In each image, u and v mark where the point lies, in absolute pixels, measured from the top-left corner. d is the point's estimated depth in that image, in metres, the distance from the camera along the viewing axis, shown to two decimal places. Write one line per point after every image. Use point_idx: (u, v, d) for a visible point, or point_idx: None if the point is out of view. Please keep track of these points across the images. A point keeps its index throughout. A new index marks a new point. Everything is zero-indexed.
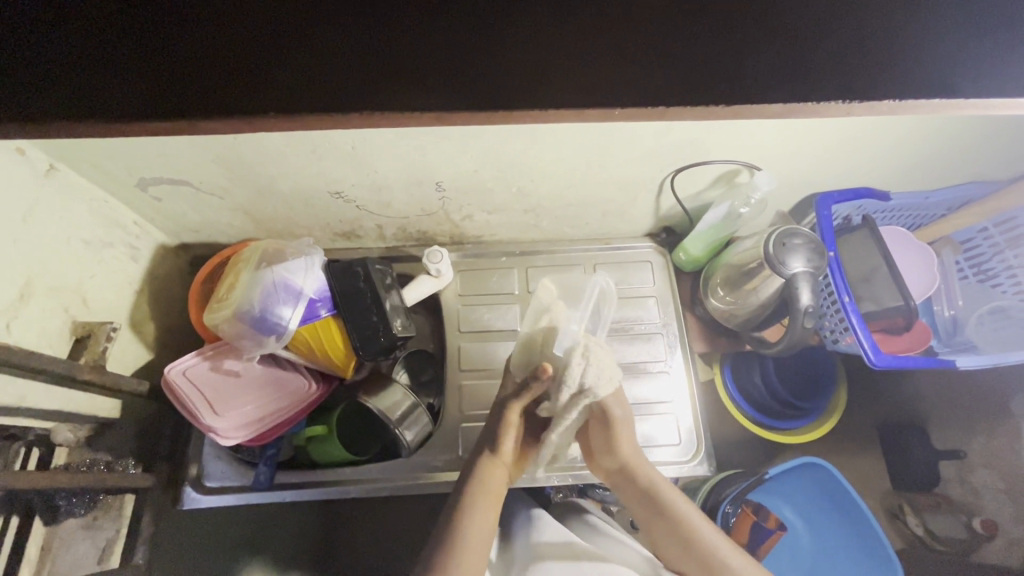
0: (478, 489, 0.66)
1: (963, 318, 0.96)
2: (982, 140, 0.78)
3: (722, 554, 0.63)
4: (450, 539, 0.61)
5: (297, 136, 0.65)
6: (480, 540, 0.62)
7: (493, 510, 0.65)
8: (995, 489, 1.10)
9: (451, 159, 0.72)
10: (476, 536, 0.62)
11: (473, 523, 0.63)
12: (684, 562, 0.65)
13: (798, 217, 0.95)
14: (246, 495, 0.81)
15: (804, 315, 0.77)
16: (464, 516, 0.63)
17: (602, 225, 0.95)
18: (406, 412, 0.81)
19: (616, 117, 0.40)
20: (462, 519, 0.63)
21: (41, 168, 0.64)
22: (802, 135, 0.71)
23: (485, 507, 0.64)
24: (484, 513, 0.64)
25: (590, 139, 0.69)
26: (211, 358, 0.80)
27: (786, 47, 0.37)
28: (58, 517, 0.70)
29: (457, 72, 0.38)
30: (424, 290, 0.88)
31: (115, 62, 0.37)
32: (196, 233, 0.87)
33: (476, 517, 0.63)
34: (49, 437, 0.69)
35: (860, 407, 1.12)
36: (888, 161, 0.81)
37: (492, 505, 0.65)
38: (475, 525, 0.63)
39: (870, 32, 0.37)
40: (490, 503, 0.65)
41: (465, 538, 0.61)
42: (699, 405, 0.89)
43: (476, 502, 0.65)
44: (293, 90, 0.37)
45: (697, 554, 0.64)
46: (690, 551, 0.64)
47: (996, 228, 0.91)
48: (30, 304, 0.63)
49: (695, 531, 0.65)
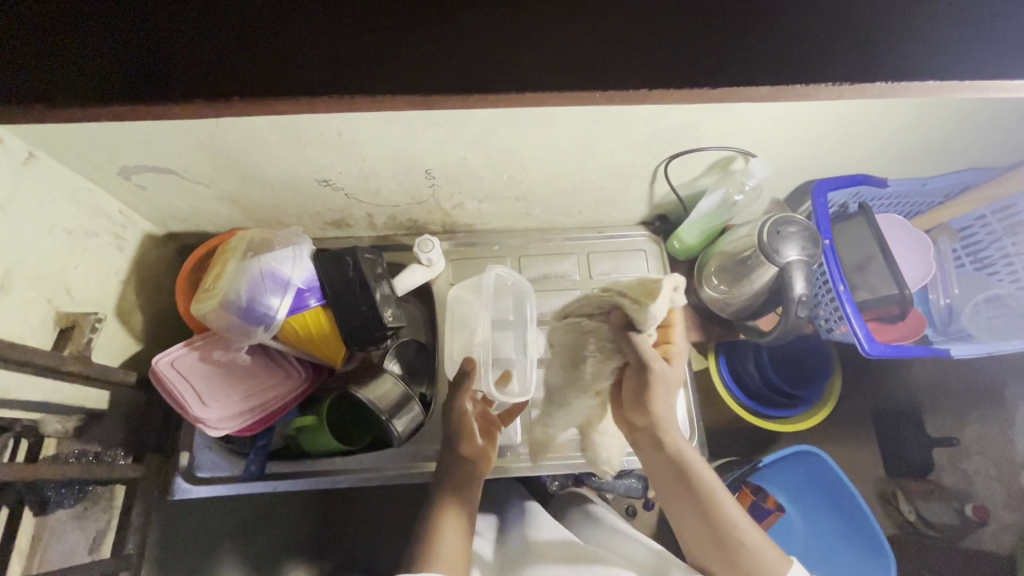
0: (450, 493, 0.67)
1: (959, 306, 0.95)
2: (982, 124, 0.76)
3: (740, 533, 0.61)
4: (429, 538, 0.61)
5: (281, 121, 0.63)
6: (458, 544, 0.61)
7: (462, 509, 0.65)
8: (988, 477, 1.11)
9: (439, 145, 0.70)
10: (454, 536, 0.62)
11: (450, 523, 0.63)
12: (705, 545, 0.63)
13: (793, 204, 0.93)
14: (236, 485, 0.81)
15: (798, 304, 0.76)
16: (438, 517, 0.64)
17: (596, 213, 0.94)
18: (397, 402, 0.80)
19: (596, 102, 0.39)
20: (438, 521, 0.63)
21: (20, 156, 0.62)
22: (800, 118, 0.69)
23: (458, 505, 0.65)
24: (455, 514, 0.64)
25: (581, 124, 0.67)
26: (200, 349, 0.79)
27: (759, 32, 0.37)
28: (47, 509, 0.70)
29: (430, 54, 0.37)
30: (414, 280, 0.87)
31: (85, 42, 0.36)
32: (183, 222, 0.86)
33: (452, 519, 0.64)
34: (38, 428, 0.69)
35: (855, 395, 1.12)
36: (885, 147, 0.79)
37: (465, 503, 0.66)
38: (450, 529, 0.62)
39: (846, 13, 0.37)
40: (463, 505, 0.66)
41: (443, 535, 0.61)
42: (691, 395, 0.89)
43: (450, 502, 0.65)
44: (261, 75, 0.36)
45: (717, 534, 0.61)
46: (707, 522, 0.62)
47: (994, 216, 0.89)
48: (11, 295, 0.62)
49: (717, 498, 0.62)
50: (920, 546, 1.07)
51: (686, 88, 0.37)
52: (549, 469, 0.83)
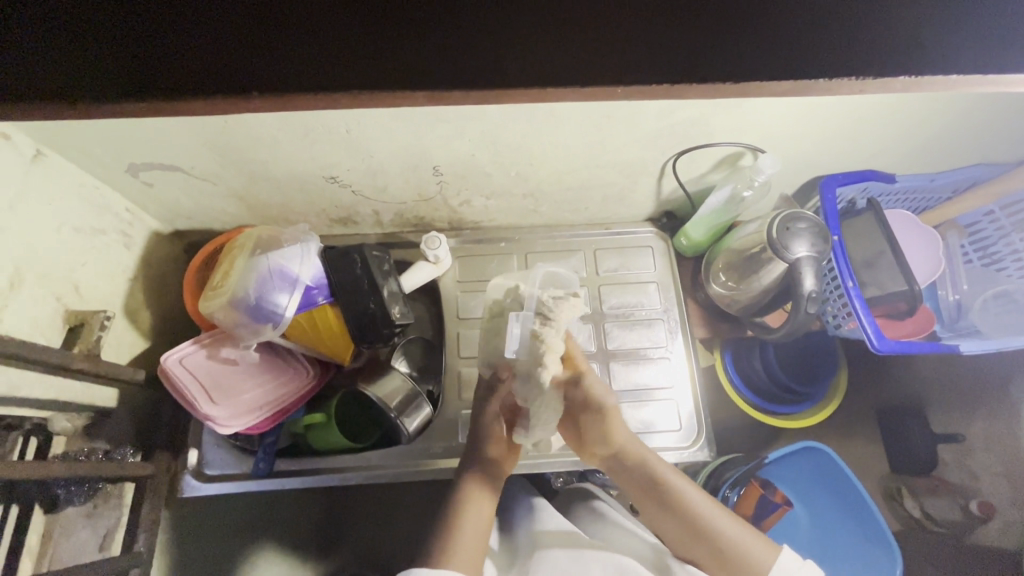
0: (472, 488, 0.67)
1: (968, 302, 0.94)
2: (991, 120, 0.76)
3: (726, 534, 0.63)
4: (448, 532, 0.62)
5: (289, 119, 0.63)
6: (477, 533, 0.62)
7: (488, 505, 0.66)
8: (994, 473, 1.11)
9: (448, 141, 0.70)
10: (473, 531, 0.63)
11: (470, 518, 0.64)
12: (696, 549, 0.65)
13: (800, 200, 0.93)
14: (245, 483, 0.81)
15: (807, 300, 0.76)
16: (459, 512, 0.64)
17: (603, 210, 0.93)
18: (406, 400, 0.80)
19: (617, 97, 0.38)
20: (460, 515, 0.64)
21: (28, 154, 0.62)
22: (810, 113, 0.69)
23: (479, 500, 0.66)
24: (480, 506, 0.65)
25: (591, 121, 0.67)
26: (208, 346, 0.79)
27: (777, 26, 0.37)
28: (57, 506, 0.70)
29: (447, 48, 0.37)
30: (422, 277, 0.87)
31: (95, 39, 0.36)
32: (189, 220, 0.85)
33: (474, 511, 0.65)
34: (46, 426, 0.68)
35: (860, 391, 1.12)
36: (894, 143, 0.79)
37: (486, 498, 0.67)
38: (471, 520, 0.64)
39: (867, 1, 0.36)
40: (485, 497, 0.66)
41: (463, 529, 0.62)
42: (699, 392, 0.88)
43: (473, 493, 0.67)
44: (275, 73, 0.36)
45: (706, 539, 0.64)
46: (699, 537, 0.64)
47: (1003, 211, 0.89)
48: (21, 292, 0.62)
49: (695, 508, 0.65)
50: (923, 541, 1.08)
51: (704, 83, 0.37)
52: (556, 466, 0.83)
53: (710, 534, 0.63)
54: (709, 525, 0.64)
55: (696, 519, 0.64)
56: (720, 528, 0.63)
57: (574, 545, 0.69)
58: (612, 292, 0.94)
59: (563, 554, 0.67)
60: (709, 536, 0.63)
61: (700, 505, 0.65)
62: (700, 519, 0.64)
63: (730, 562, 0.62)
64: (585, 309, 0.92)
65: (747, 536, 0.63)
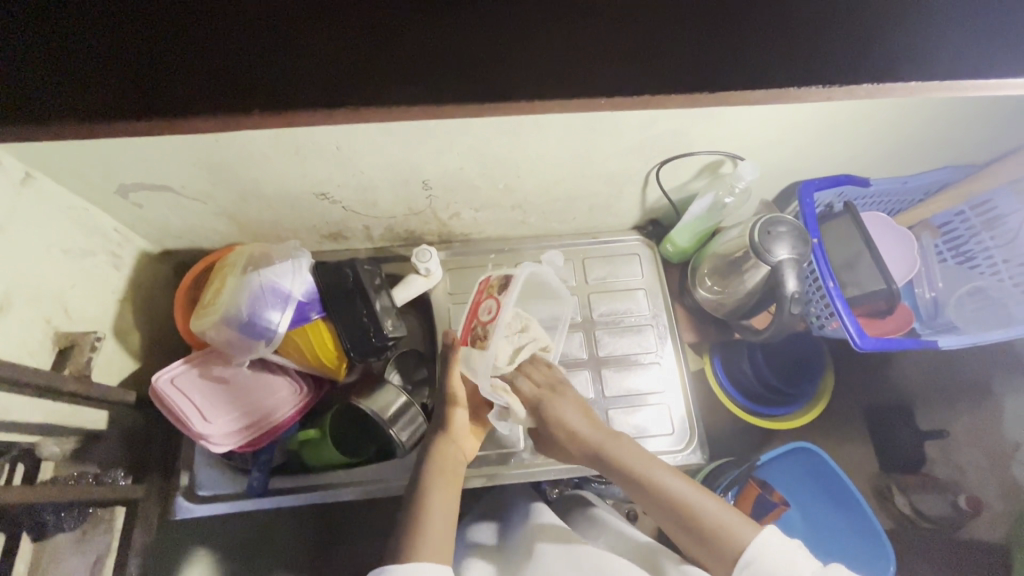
0: (437, 470, 0.67)
1: (943, 300, 0.97)
2: (957, 124, 0.80)
3: (711, 519, 0.62)
4: (413, 518, 0.61)
5: (281, 137, 0.64)
6: (445, 511, 0.63)
7: (452, 487, 0.66)
8: (978, 466, 1.13)
9: (438, 157, 0.72)
10: (441, 512, 0.62)
11: (434, 503, 0.63)
12: (684, 536, 0.64)
13: (782, 204, 0.96)
14: (239, 502, 0.80)
15: (791, 300, 0.78)
16: (426, 492, 0.64)
17: (590, 220, 0.95)
18: (399, 412, 0.79)
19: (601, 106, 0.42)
20: (424, 499, 0.63)
21: (18, 176, 0.62)
22: (787, 121, 0.72)
23: (445, 484, 0.65)
24: (443, 492, 0.64)
25: (577, 133, 0.70)
26: (200, 365, 0.79)
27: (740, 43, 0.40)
28: (46, 533, 0.68)
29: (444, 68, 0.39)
30: (414, 291, 0.88)
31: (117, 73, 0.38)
32: (179, 239, 0.85)
33: (437, 494, 0.64)
34: (33, 452, 0.67)
35: (846, 391, 1.14)
36: (866, 148, 0.82)
37: (450, 482, 0.66)
38: (437, 503, 0.63)
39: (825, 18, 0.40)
40: (448, 481, 0.66)
41: (428, 516, 0.61)
42: (691, 395, 0.90)
43: (437, 479, 0.65)
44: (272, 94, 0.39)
45: (692, 528, 0.62)
46: (683, 524, 0.63)
47: (973, 211, 0.93)
48: (10, 315, 0.62)
49: (676, 495, 0.64)
50: (914, 537, 1.09)
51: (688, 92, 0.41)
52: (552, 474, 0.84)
53: (691, 517, 0.63)
54: (691, 510, 0.63)
55: (680, 506, 0.64)
56: (705, 511, 0.63)
57: (570, 542, 0.69)
58: (601, 299, 0.95)
59: (555, 551, 0.68)
60: (693, 521, 0.63)
61: (679, 491, 0.65)
62: (682, 508, 0.64)
63: (716, 544, 0.61)
64: (575, 317, 0.94)
65: (732, 515, 0.62)
